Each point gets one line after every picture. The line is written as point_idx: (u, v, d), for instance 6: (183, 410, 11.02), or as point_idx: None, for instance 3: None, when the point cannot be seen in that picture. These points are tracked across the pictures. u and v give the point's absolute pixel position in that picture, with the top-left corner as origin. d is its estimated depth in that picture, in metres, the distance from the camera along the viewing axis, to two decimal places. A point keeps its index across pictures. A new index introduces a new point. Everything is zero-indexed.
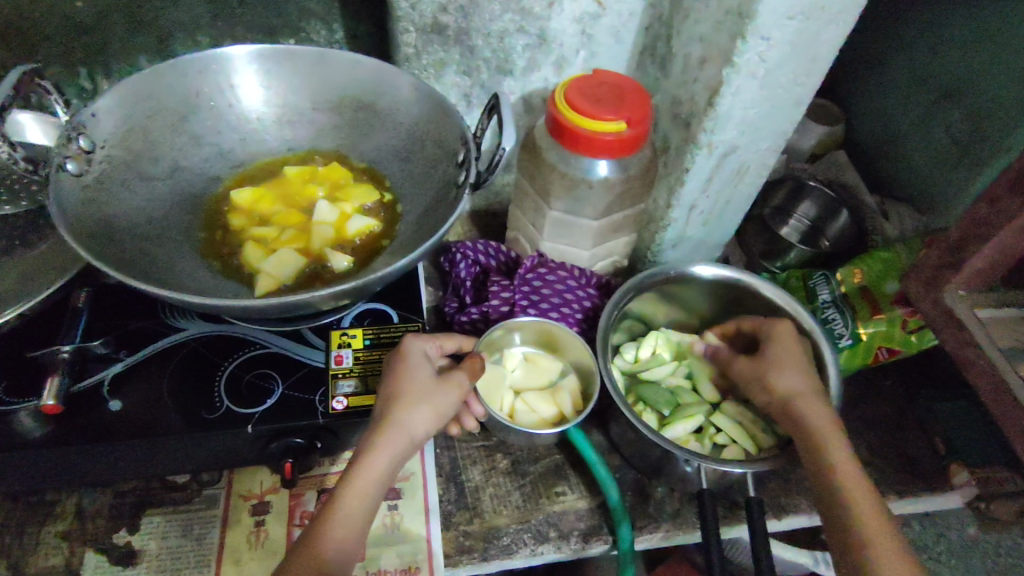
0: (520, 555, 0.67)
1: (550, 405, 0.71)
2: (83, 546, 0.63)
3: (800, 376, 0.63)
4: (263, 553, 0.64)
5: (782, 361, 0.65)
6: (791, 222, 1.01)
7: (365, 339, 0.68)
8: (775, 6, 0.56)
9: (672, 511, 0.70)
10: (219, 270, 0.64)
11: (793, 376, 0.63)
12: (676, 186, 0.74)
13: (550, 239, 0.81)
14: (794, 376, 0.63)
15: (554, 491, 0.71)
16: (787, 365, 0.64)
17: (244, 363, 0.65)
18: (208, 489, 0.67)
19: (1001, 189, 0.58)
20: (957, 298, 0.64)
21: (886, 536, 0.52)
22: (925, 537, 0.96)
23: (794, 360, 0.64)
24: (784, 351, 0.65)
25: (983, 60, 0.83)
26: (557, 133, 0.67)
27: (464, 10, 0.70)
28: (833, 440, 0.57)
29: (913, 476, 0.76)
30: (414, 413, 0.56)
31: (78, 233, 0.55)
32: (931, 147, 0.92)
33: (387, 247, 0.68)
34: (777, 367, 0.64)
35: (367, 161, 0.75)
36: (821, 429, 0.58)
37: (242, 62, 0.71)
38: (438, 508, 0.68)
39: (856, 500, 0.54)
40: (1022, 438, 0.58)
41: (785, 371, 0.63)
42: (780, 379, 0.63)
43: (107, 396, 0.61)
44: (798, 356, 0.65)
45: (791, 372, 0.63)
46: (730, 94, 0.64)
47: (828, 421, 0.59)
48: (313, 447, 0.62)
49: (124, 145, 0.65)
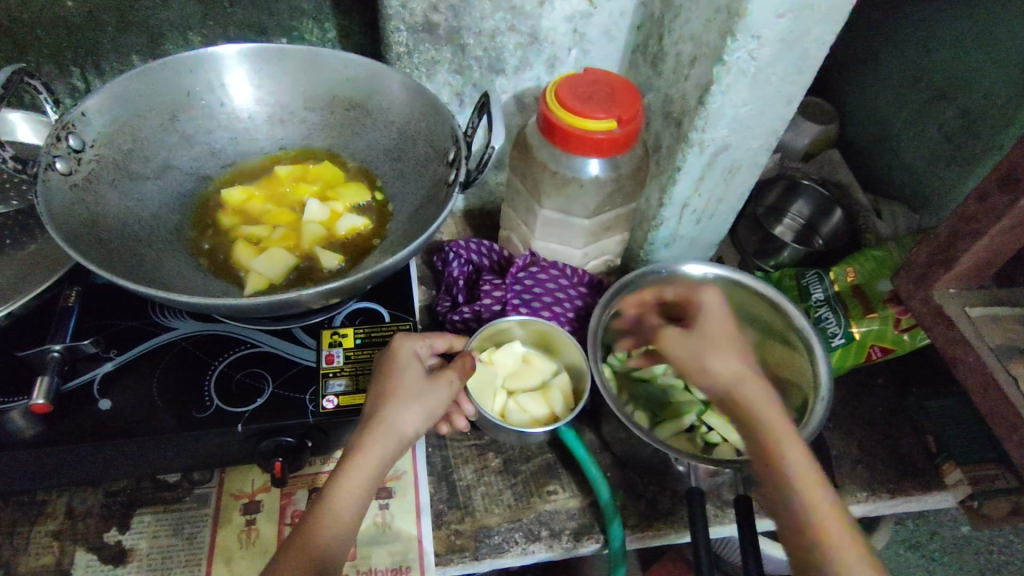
0: (511, 554, 0.67)
1: (541, 404, 0.71)
2: (74, 545, 0.63)
3: (738, 359, 0.56)
4: (254, 552, 0.64)
5: (718, 336, 0.58)
6: (786, 220, 1.02)
7: (356, 338, 0.68)
8: (763, 4, 0.56)
9: (663, 510, 0.70)
10: (208, 269, 0.64)
11: (726, 357, 0.56)
12: (667, 185, 0.74)
13: (542, 238, 0.81)
14: (727, 356, 0.56)
15: (546, 490, 0.71)
16: (721, 344, 0.57)
17: (235, 362, 0.65)
18: (199, 488, 0.67)
19: (990, 187, 0.58)
20: (947, 296, 0.64)
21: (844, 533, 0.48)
22: (917, 535, 0.96)
23: (727, 341, 0.57)
24: (719, 330, 0.58)
25: (975, 58, 0.83)
26: (547, 132, 0.67)
27: (455, 9, 0.70)
28: (788, 444, 0.51)
29: (904, 474, 0.76)
30: (407, 411, 0.56)
31: (66, 232, 0.55)
32: (924, 145, 0.92)
33: (377, 246, 0.68)
34: (711, 347, 0.57)
35: (359, 161, 0.75)
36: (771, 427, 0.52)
37: (232, 61, 0.71)
38: (429, 507, 0.68)
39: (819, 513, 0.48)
40: (1011, 436, 0.58)
41: (721, 353, 0.56)
42: (712, 361, 0.56)
43: (97, 396, 0.61)
44: (731, 336, 0.58)
45: (725, 352, 0.56)
46: (721, 92, 0.64)
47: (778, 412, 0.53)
48: (302, 447, 0.62)
49: (113, 144, 0.65)
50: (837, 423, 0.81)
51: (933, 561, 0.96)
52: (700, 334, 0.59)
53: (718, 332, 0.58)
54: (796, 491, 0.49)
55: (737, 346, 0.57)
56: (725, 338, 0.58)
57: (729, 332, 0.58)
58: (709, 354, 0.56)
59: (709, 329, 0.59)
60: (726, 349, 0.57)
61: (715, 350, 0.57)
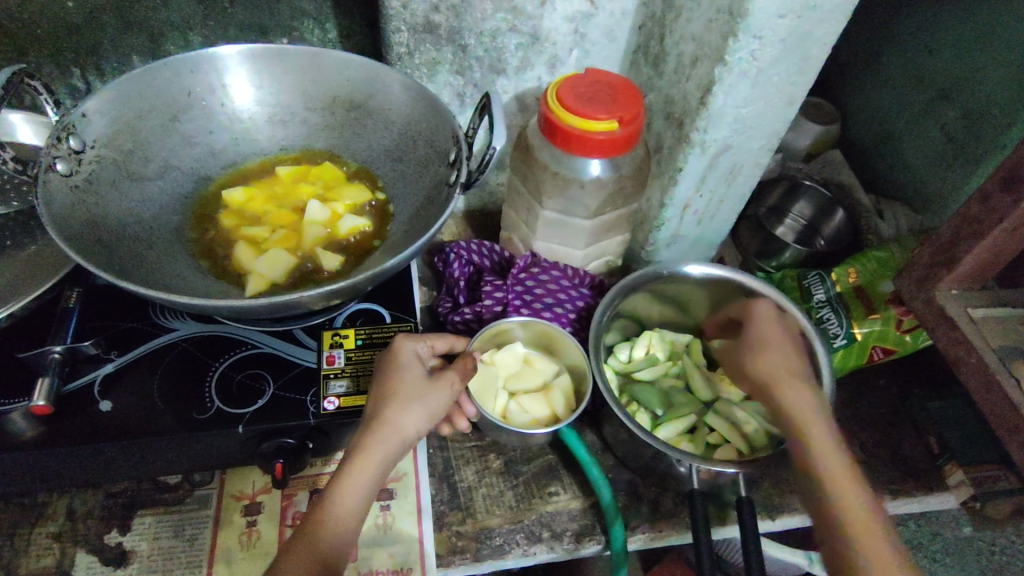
0: (512, 555, 0.66)
1: (543, 406, 0.71)
2: (75, 546, 0.63)
3: (781, 359, 0.62)
4: (255, 553, 0.63)
5: (767, 340, 0.63)
6: (787, 221, 1.01)
7: (357, 339, 0.68)
8: (765, 4, 0.56)
9: (665, 511, 0.70)
10: (209, 270, 0.64)
11: (771, 357, 0.62)
12: (669, 185, 0.74)
13: (543, 239, 0.81)
14: (772, 359, 0.62)
15: (547, 491, 0.71)
16: (770, 347, 0.63)
17: (236, 363, 0.65)
18: (200, 489, 0.67)
19: (993, 188, 0.58)
20: (949, 297, 0.64)
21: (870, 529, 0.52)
22: (919, 536, 0.96)
23: (773, 342, 0.63)
24: (766, 333, 0.64)
25: (978, 59, 0.82)
26: (549, 132, 0.67)
27: (456, 9, 0.70)
28: (822, 440, 0.56)
29: (907, 475, 0.76)
30: (408, 411, 0.56)
31: (67, 233, 0.55)
32: (926, 146, 0.92)
33: (378, 246, 0.68)
34: (757, 348, 0.63)
35: (360, 161, 0.75)
36: (802, 419, 0.57)
37: (233, 61, 0.71)
38: (431, 508, 0.68)
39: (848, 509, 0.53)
40: (1014, 437, 0.58)
41: (765, 354, 0.62)
42: (758, 362, 0.62)
43: (98, 397, 0.61)
44: (779, 337, 0.63)
45: (771, 353, 0.62)
46: (723, 93, 0.63)
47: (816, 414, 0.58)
48: (303, 448, 0.62)
49: (114, 145, 0.65)
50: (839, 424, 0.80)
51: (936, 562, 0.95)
52: (749, 338, 0.64)
53: (766, 335, 0.64)
54: (827, 482, 0.54)
55: (784, 347, 0.63)
56: (774, 339, 0.63)
57: (778, 334, 0.64)
58: (756, 355, 0.63)
59: (757, 333, 0.64)
60: (772, 349, 0.62)
61: (760, 351, 0.63)
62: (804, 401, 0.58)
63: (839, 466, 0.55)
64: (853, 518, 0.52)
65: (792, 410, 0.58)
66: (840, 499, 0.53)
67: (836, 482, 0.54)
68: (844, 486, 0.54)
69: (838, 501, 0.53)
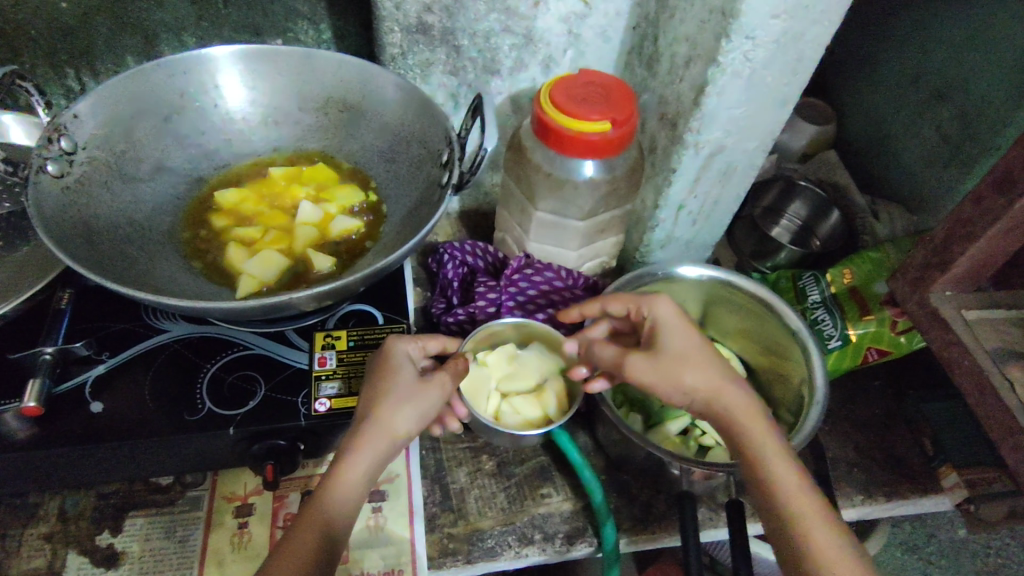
0: (504, 558, 0.66)
1: (534, 407, 0.70)
2: (66, 547, 0.63)
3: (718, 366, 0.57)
4: (247, 554, 0.63)
5: (685, 352, 0.57)
6: (783, 222, 1.00)
7: (349, 340, 0.68)
8: (758, 5, 0.56)
9: (657, 514, 0.70)
10: (201, 271, 0.64)
11: (705, 371, 0.56)
12: (663, 186, 0.74)
13: (537, 240, 0.80)
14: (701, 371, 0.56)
15: (540, 493, 0.71)
16: (689, 359, 0.57)
17: (227, 364, 0.65)
18: (191, 490, 0.67)
19: (985, 189, 0.58)
20: (943, 298, 0.63)
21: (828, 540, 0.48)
22: (915, 537, 0.96)
23: (700, 353, 0.57)
24: (687, 343, 0.57)
25: (974, 59, 0.82)
26: (542, 134, 0.67)
27: (449, 10, 0.70)
28: (768, 449, 0.53)
29: (900, 477, 0.76)
30: (397, 414, 0.56)
31: (57, 235, 0.55)
32: (922, 146, 0.92)
33: (370, 248, 0.68)
34: (682, 364, 0.56)
35: (352, 162, 0.75)
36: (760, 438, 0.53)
37: (224, 62, 0.71)
38: (422, 510, 0.68)
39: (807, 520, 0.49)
40: (1006, 440, 0.57)
41: (698, 367, 0.56)
42: (690, 378, 0.56)
43: (90, 397, 0.61)
44: (693, 340, 0.58)
45: (699, 366, 0.56)
46: (716, 94, 0.63)
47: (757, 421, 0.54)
48: (294, 450, 0.62)
49: (107, 146, 0.65)
50: (834, 426, 0.80)
51: (931, 564, 0.96)
52: (668, 353, 0.57)
53: (683, 345, 0.58)
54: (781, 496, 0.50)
55: (705, 353, 0.57)
56: (690, 350, 0.57)
57: (694, 342, 0.58)
58: (687, 369, 0.56)
59: (673, 345, 0.58)
60: (695, 362, 0.56)
61: (689, 365, 0.56)
62: (751, 421, 0.55)
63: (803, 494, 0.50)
64: (815, 529, 0.49)
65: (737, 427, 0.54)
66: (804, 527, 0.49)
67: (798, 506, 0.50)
68: (813, 510, 0.50)
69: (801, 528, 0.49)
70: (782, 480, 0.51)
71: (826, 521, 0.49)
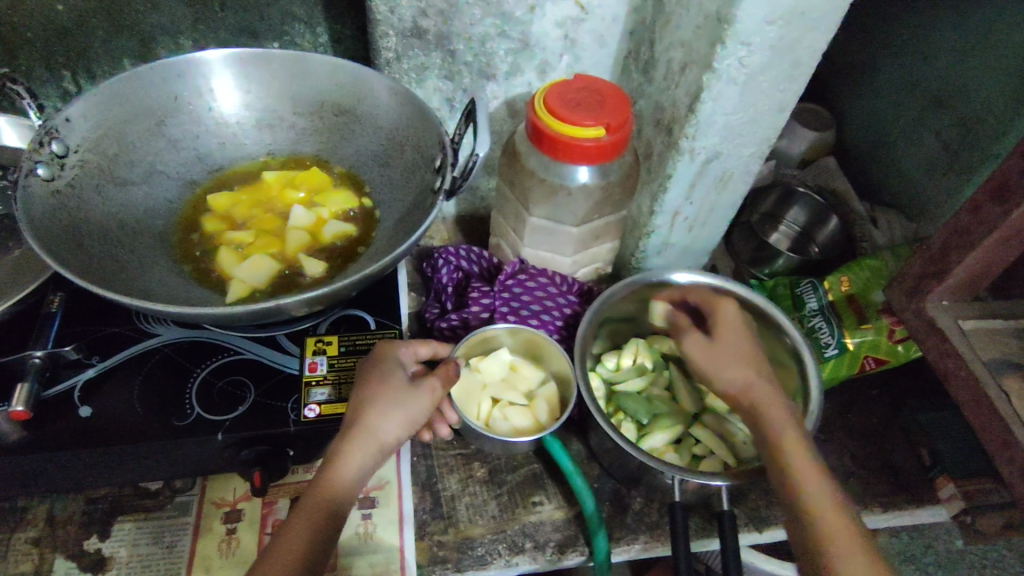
0: (493, 566, 0.66)
1: (526, 415, 0.69)
2: (54, 552, 0.62)
3: (756, 376, 0.59)
4: (234, 560, 0.63)
5: (732, 351, 0.60)
6: (781, 228, 0.99)
7: (340, 346, 0.67)
8: (753, 11, 0.55)
9: (650, 523, 0.69)
10: (191, 275, 0.64)
11: (741, 370, 0.59)
12: (657, 193, 0.74)
13: (531, 246, 0.80)
14: (734, 370, 0.59)
15: (531, 501, 0.70)
16: (734, 357, 0.60)
17: (218, 369, 0.64)
18: (180, 495, 0.67)
19: (983, 199, 0.57)
20: (939, 308, 0.63)
21: (837, 521, 0.51)
22: (912, 548, 0.95)
23: (740, 357, 0.60)
24: (735, 346, 0.61)
25: (975, 66, 0.81)
26: (537, 140, 0.66)
27: (444, 14, 0.69)
28: (790, 438, 0.55)
29: (897, 488, 0.75)
30: (387, 419, 0.56)
31: (44, 240, 0.55)
32: (921, 154, 0.91)
33: (362, 253, 0.68)
34: (723, 358, 0.60)
35: (347, 167, 0.75)
36: (785, 443, 0.55)
37: (217, 65, 0.70)
38: (413, 517, 0.67)
39: (816, 505, 0.52)
40: (1001, 454, 0.57)
41: (735, 369, 0.59)
42: (725, 374, 0.60)
43: (79, 403, 0.61)
44: (743, 350, 0.61)
45: (743, 367, 0.59)
46: (711, 100, 0.63)
47: (790, 420, 0.56)
48: (283, 456, 0.61)
49: (98, 150, 0.65)
50: (829, 435, 0.79)
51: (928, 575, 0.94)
52: (717, 346, 0.61)
53: (733, 346, 0.61)
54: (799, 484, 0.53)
55: (748, 359, 0.60)
56: (737, 349, 0.61)
57: (744, 346, 0.61)
58: (724, 366, 0.60)
59: (726, 343, 0.61)
60: (738, 363, 0.59)
61: (729, 363, 0.59)
62: (783, 418, 0.56)
63: (821, 489, 0.53)
64: (824, 512, 0.52)
65: (766, 418, 0.56)
66: (822, 518, 0.51)
67: (814, 500, 0.52)
68: (824, 498, 0.52)
69: (821, 521, 0.51)
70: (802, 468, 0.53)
71: (836, 507, 0.52)
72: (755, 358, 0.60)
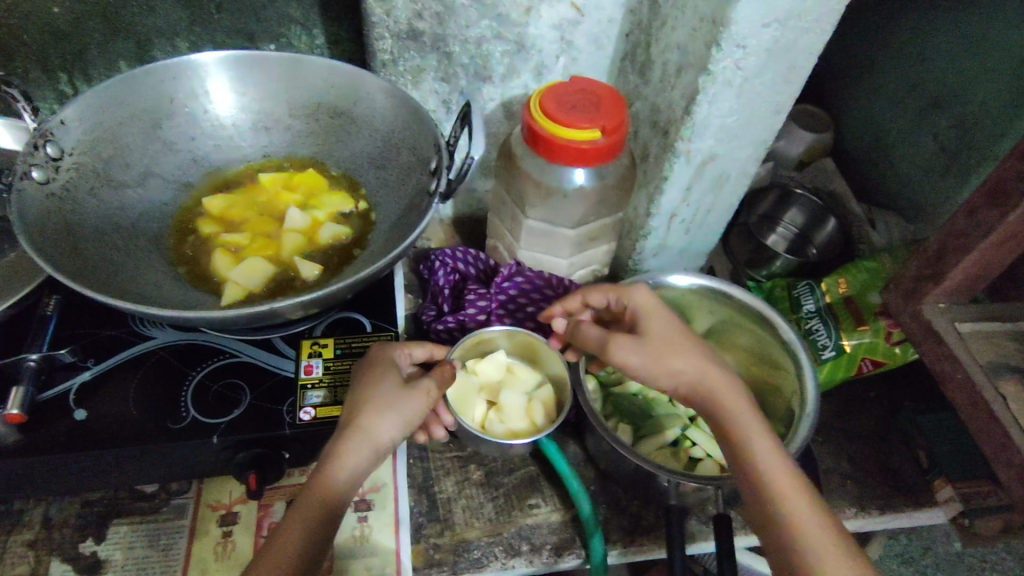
0: (490, 569, 0.66)
1: (522, 417, 0.69)
2: (49, 555, 0.62)
3: (696, 356, 0.56)
4: (229, 563, 0.63)
5: (668, 338, 0.57)
6: (779, 229, 0.99)
7: (336, 348, 0.67)
8: (749, 12, 0.55)
9: (647, 526, 0.69)
10: (187, 278, 0.64)
11: (685, 356, 0.56)
12: (654, 195, 0.73)
13: (527, 248, 0.80)
14: (680, 357, 0.56)
15: (528, 503, 0.70)
16: (668, 343, 0.57)
17: (213, 372, 0.64)
18: (176, 498, 0.66)
19: (980, 201, 0.57)
20: (936, 310, 0.62)
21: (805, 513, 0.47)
22: (911, 550, 0.95)
23: (678, 340, 0.57)
24: (669, 331, 0.58)
25: (973, 67, 0.81)
26: (533, 142, 0.66)
27: (440, 16, 0.69)
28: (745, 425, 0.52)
29: (895, 491, 0.75)
30: (382, 420, 0.56)
31: (39, 243, 0.55)
32: (919, 155, 0.91)
33: (358, 255, 0.68)
34: (664, 348, 0.56)
35: (343, 169, 0.74)
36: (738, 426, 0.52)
37: (213, 68, 0.71)
38: (409, 519, 0.67)
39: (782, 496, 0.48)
40: (999, 456, 0.56)
41: (677, 354, 0.56)
42: (673, 365, 0.55)
43: (74, 406, 0.61)
44: (676, 332, 0.58)
45: (684, 352, 0.56)
46: (707, 102, 0.62)
47: (738, 399, 0.54)
48: (279, 458, 0.62)
49: (93, 152, 0.65)
50: (827, 437, 0.79)
51: None
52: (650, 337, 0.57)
53: (665, 331, 0.58)
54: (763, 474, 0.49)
55: (682, 339, 0.57)
56: (672, 337, 0.57)
57: (672, 329, 0.58)
58: (671, 356, 0.55)
59: (656, 329, 0.58)
60: (677, 348, 0.56)
61: (675, 351, 0.56)
62: (732, 403, 0.54)
63: (783, 474, 0.49)
64: (793, 507, 0.48)
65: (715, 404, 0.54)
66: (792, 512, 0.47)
67: (783, 494, 0.48)
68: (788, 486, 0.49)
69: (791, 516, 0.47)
70: (760, 458, 0.50)
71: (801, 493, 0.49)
72: (685, 337, 0.58)
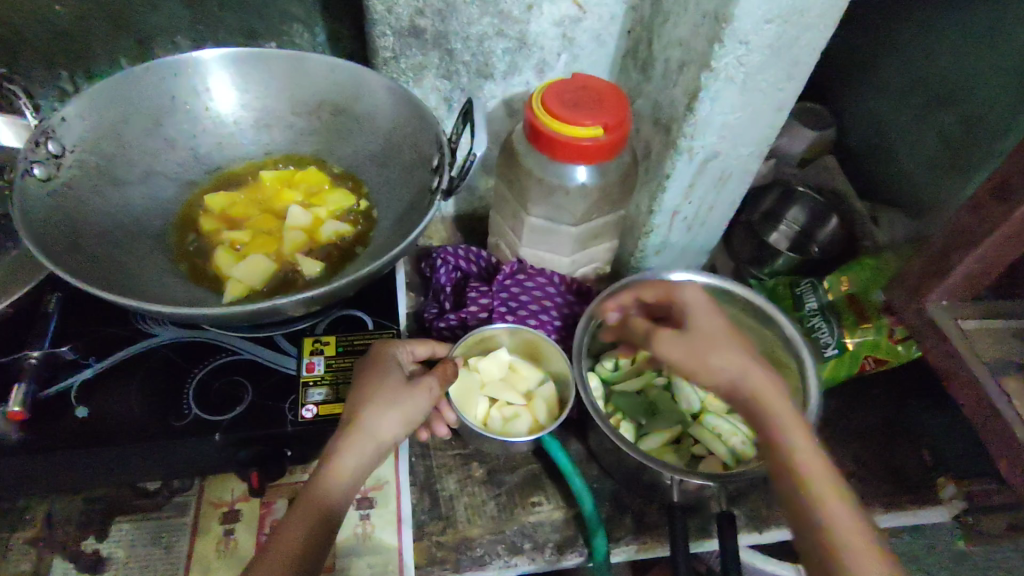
0: (492, 567, 0.66)
1: (524, 414, 0.69)
2: (52, 553, 0.62)
3: (738, 354, 0.54)
4: (231, 561, 0.63)
5: (711, 333, 0.55)
6: (781, 227, 0.98)
7: (338, 347, 0.67)
8: (751, 9, 0.55)
9: (650, 523, 0.69)
10: (188, 275, 0.64)
11: (726, 353, 0.54)
12: (656, 192, 0.73)
13: (529, 245, 0.80)
14: (721, 354, 0.54)
15: (531, 501, 0.70)
16: (713, 339, 0.55)
17: (214, 370, 0.64)
18: (178, 496, 0.66)
19: (983, 198, 0.57)
20: (940, 308, 0.62)
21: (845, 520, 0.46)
22: (915, 548, 0.95)
23: (720, 336, 0.55)
24: (712, 327, 0.56)
25: (976, 65, 0.81)
26: (534, 139, 0.66)
27: (442, 13, 0.69)
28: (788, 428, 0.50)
29: (899, 488, 0.75)
30: (385, 416, 0.56)
31: (40, 240, 0.55)
32: (922, 152, 0.91)
33: (360, 253, 0.67)
34: (705, 344, 0.55)
35: (345, 167, 0.74)
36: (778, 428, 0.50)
37: (215, 66, 0.70)
38: (410, 518, 0.66)
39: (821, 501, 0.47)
40: (1004, 454, 0.56)
41: (718, 350, 0.54)
42: (712, 363, 0.54)
43: (76, 402, 0.61)
44: (721, 329, 0.56)
45: (725, 350, 0.54)
46: (709, 99, 0.62)
47: (781, 397, 0.52)
48: (280, 457, 0.61)
49: (95, 149, 0.65)
50: (830, 435, 0.79)
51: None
52: (692, 332, 0.56)
53: (710, 327, 0.56)
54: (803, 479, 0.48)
55: (726, 336, 0.55)
56: (714, 332, 0.56)
57: (718, 324, 0.56)
58: (709, 351, 0.54)
59: (699, 325, 0.57)
60: (720, 345, 0.54)
61: (714, 347, 0.54)
62: (777, 402, 0.51)
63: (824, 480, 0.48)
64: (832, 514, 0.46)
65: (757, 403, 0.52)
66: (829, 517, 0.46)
67: (822, 499, 0.47)
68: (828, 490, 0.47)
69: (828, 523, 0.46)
70: (804, 461, 0.48)
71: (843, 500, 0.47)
72: (732, 334, 0.56)
